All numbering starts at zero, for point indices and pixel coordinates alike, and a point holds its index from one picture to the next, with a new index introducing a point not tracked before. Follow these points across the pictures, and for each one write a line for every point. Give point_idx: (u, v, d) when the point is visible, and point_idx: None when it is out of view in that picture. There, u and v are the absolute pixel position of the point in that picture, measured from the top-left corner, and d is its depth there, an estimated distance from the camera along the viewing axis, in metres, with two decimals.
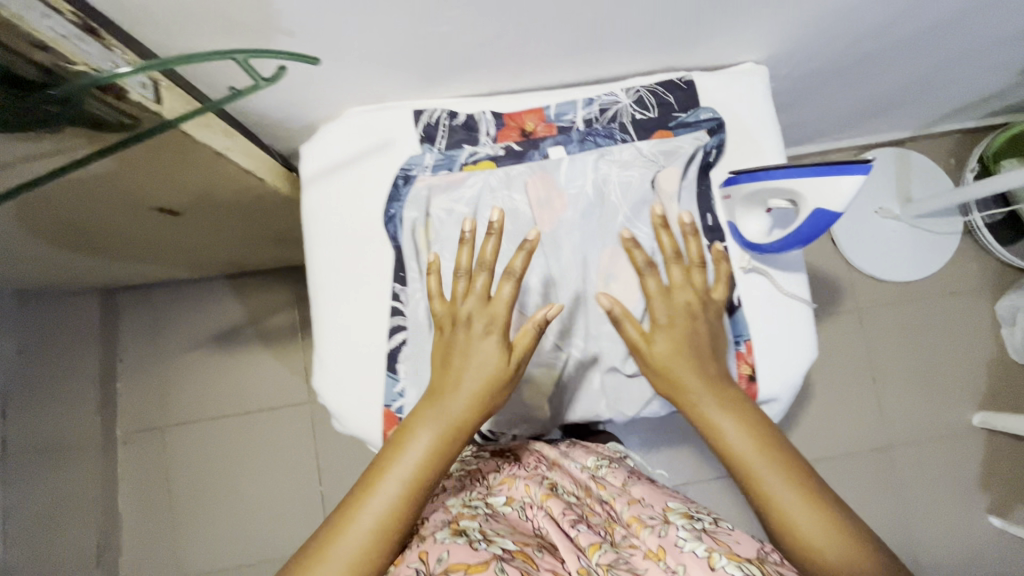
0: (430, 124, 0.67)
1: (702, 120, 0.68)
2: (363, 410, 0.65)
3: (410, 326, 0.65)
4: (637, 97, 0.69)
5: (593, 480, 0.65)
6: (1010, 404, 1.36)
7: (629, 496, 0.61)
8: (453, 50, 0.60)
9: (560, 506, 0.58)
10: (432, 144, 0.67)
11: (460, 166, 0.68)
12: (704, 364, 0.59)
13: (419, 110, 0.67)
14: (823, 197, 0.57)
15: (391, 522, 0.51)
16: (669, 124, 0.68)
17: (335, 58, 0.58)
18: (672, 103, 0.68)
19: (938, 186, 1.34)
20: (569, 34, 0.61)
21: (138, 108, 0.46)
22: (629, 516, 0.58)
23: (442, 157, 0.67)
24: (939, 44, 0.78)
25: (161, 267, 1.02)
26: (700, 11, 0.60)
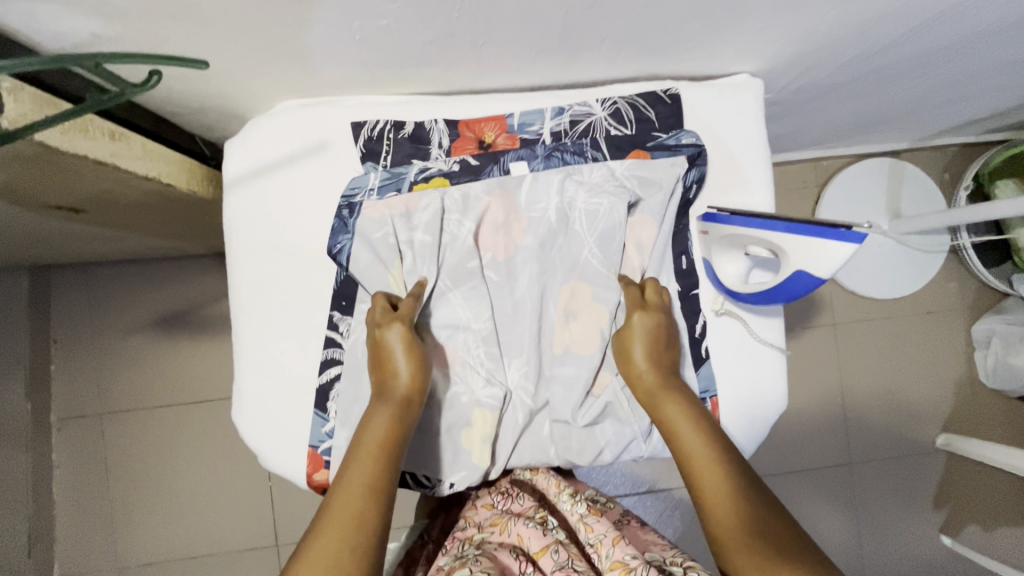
0: (372, 138, 0.60)
1: (683, 145, 0.62)
2: (285, 448, 0.60)
3: (345, 360, 0.59)
4: (615, 110, 0.62)
5: (582, 519, 0.55)
6: (976, 426, 1.35)
7: (614, 533, 0.51)
8: (396, 47, 0.51)
9: (551, 563, 0.51)
10: (376, 160, 0.61)
11: (410, 185, 0.61)
12: (659, 351, 0.59)
13: (358, 123, 0.60)
14: (804, 257, 0.52)
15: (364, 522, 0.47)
16: (647, 143, 0.62)
17: (251, 50, 0.50)
18: (652, 119, 0.62)
19: (928, 202, 1.29)
20: (534, 38, 0.52)
21: None
22: (612, 557, 0.49)
23: (388, 175, 0.61)
24: (952, 58, 0.70)
25: (91, 248, 0.96)
26: (683, 21, 0.52)
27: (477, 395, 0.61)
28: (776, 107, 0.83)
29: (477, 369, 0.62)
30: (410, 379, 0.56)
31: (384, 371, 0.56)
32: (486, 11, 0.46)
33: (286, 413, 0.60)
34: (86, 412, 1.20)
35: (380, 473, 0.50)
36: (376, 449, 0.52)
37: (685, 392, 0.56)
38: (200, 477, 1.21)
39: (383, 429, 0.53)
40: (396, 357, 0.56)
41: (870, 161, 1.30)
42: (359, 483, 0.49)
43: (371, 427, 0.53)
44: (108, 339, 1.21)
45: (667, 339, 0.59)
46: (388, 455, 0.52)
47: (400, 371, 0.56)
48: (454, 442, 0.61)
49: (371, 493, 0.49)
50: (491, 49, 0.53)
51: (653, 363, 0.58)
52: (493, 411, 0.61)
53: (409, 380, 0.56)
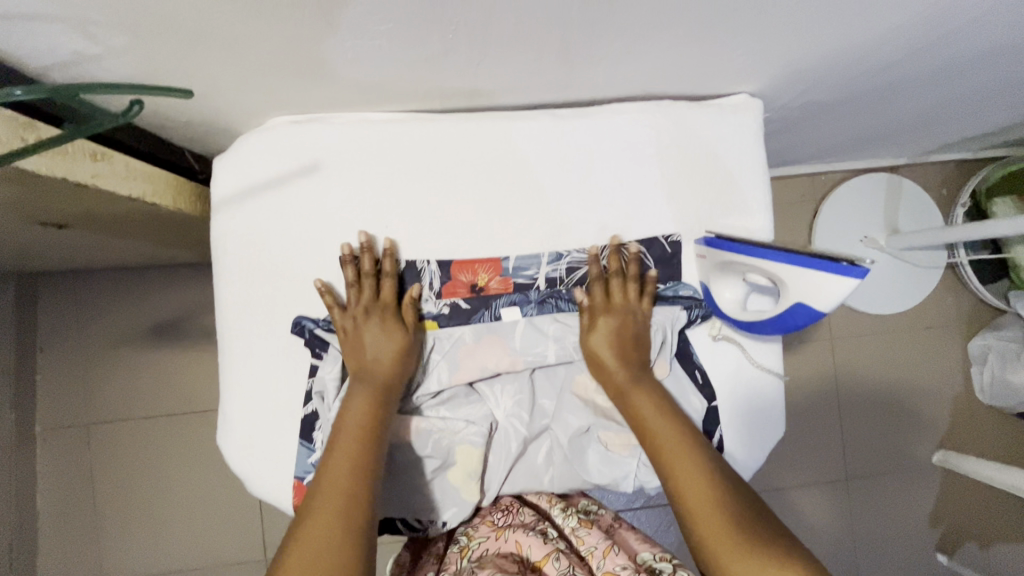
0: (363, 276, 0.58)
1: (681, 296, 0.61)
2: (269, 474, 0.57)
3: (325, 406, 0.56)
4: (613, 259, 0.61)
5: (574, 532, 0.55)
6: (971, 442, 1.34)
7: (606, 545, 0.52)
8: (387, 65, 0.50)
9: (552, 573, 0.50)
10: None
11: None
12: (629, 349, 0.57)
13: (347, 258, 0.58)
14: (807, 292, 0.50)
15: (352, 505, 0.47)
16: (643, 294, 0.62)
17: (242, 66, 0.49)
18: (651, 269, 0.61)
19: (924, 217, 1.30)
20: (531, 55, 0.51)
21: None
22: (605, 568, 0.51)
23: None
24: (949, 79, 0.70)
25: (78, 257, 0.94)
26: (680, 40, 0.52)
27: (460, 433, 0.57)
28: (774, 124, 0.83)
29: (454, 418, 0.57)
30: (391, 365, 0.55)
31: (364, 356, 0.55)
32: (481, 30, 0.46)
33: (269, 439, 0.57)
34: (72, 421, 1.18)
35: (364, 451, 0.50)
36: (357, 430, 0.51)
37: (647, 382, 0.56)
38: (188, 489, 1.19)
39: (363, 412, 0.52)
40: (380, 346, 0.55)
41: (867, 178, 1.29)
42: (341, 467, 0.49)
43: (351, 412, 0.52)
44: (95, 348, 1.19)
45: (635, 336, 0.58)
46: (370, 435, 0.51)
47: (385, 355, 0.55)
48: (443, 472, 0.57)
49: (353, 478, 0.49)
50: (487, 66, 0.52)
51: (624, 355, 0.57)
52: (477, 447, 0.56)
53: (383, 361, 0.55)
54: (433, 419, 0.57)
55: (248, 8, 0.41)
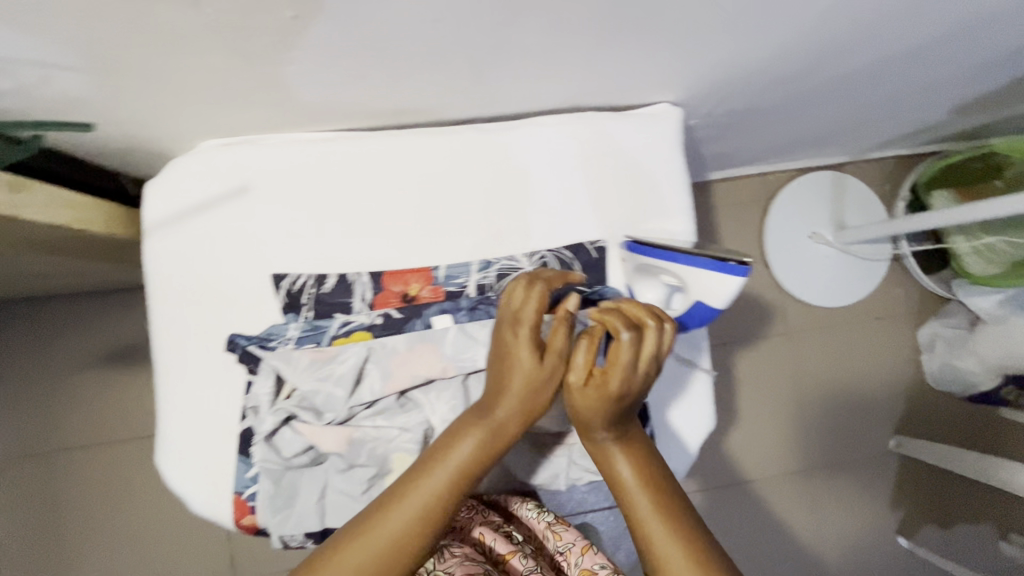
0: (293, 292, 0.59)
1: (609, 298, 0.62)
2: (207, 492, 0.58)
3: (259, 421, 0.56)
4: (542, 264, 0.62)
5: (550, 528, 0.63)
6: (925, 428, 1.39)
7: (582, 543, 0.61)
8: (310, 88, 0.53)
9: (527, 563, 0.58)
10: (297, 313, 0.59)
11: (330, 339, 0.59)
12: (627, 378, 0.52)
13: (280, 275, 0.59)
14: (703, 289, 0.56)
15: (408, 549, 0.45)
16: None
17: (163, 94, 0.50)
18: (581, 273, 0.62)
19: (868, 212, 1.35)
20: (447, 73, 0.54)
21: None
22: (579, 563, 0.60)
23: (310, 326, 0.59)
24: (859, 82, 0.74)
25: (29, 283, 0.93)
26: (589, 55, 0.55)
27: (395, 440, 0.57)
28: (707, 131, 0.87)
29: (388, 426, 0.58)
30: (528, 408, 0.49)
31: (506, 383, 0.48)
32: (392, 51, 0.48)
33: (208, 457, 0.58)
34: (32, 451, 1.16)
35: (446, 499, 0.47)
36: (461, 471, 0.48)
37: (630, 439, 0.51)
38: (152, 516, 1.18)
39: (470, 454, 0.48)
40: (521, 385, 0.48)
41: (813, 176, 1.34)
42: (416, 507, 0.46)
43: (452, 456, 0.48)
44: (53, 374, 1.18)
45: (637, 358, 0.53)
46: (463, 486, 0.48)
47: (543, 407, 0.49)
48: (381, 480, 0.57)
49: (424, 523, 0.46)
50: (406, 85, 0.55)
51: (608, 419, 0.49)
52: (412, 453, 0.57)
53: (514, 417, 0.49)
54: (367, 428, 0.58)
55: (158, 40, 0.43)
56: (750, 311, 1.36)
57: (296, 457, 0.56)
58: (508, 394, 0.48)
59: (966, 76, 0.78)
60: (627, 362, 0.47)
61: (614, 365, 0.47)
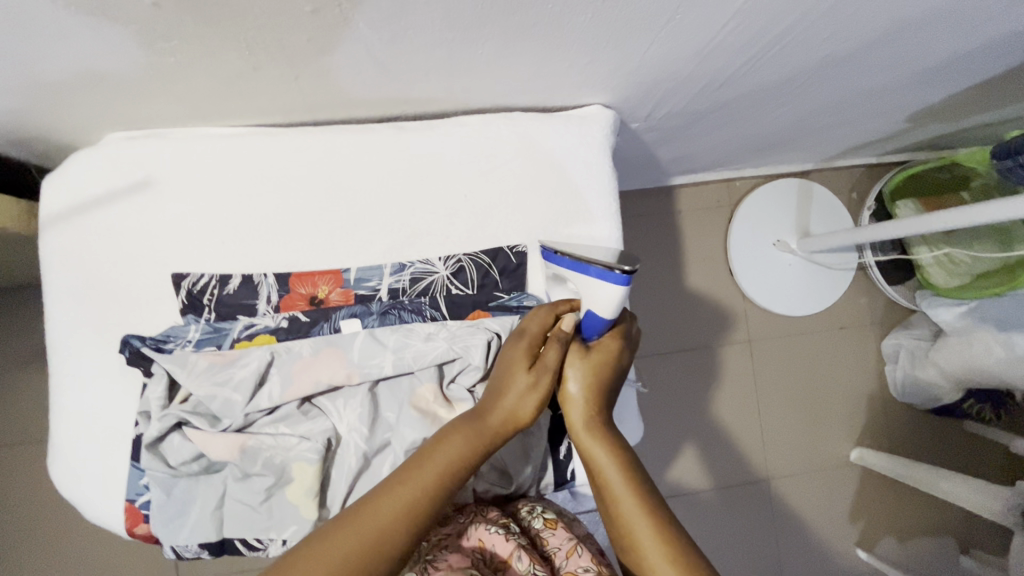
0: (195, 292, 0.57)
1: (525, 306, 0.61)
2: (99, 499, 0.56)
3: (148, 426, 0.54)
4: (458, 269, 0.60)
5: (539, 532, 0.56)
6: (887, 439, 1.37)
7: (569, 545, 0.53)
8: (203, 82, 0.51)
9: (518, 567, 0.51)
10: (198, 315, 0.57)
11: (232, 342, 0.57)
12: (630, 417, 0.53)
13: (181, 275, 0.57)
14: (591, 298, 0.53)
15: (381, 541, 0.42)
16: (489, 303, 0.61)
17: (40, 86, 0.48)
18: (497, 279, 0.61)
19: (833, 220, 1.34)
20: (349, 72, 0.52)
21: None
22: (566, 567, 0.52)
23: (211, 329, 0.57)
24: (800, 87, 0.73)
25: None
26: (499, 55, 0.53)
27: (294, 449, 0.55)
28: (653, 134, 0.85)
29: (288, 433, 0.55)
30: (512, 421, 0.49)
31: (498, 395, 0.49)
32: (278, 45, 0.46)
33: (100, 462, 0.56)
34: None
35: (428, 502, 0.45)
36: (445, 468, 0.46)
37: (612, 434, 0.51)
38: None
39: (453, 451, 0.47)
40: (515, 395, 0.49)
41: (778, 183, 1.33)
42: (401, 498, 0.44)
43: (441, 450, 0.47)
44: None
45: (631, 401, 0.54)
46: (449, 488, 0.46)
47: (530, 415, 0.50)
48: (280, 490, 0.55)
49: (407, 518, 0.43)
50: (308, 82, 0.53)
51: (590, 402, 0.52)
52: (311, 462, 0.54)
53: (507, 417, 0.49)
54: (264, 436, 0.55)
55: (15, 30, 0.40)
56: (712, 317, 1.35)
57: (188, 465, 0.54)
58: (508, 395, 0.49)
59: (910, 85, 0.77)
60: (616, 347, 0.54)
61: (601, 348, 0.53)
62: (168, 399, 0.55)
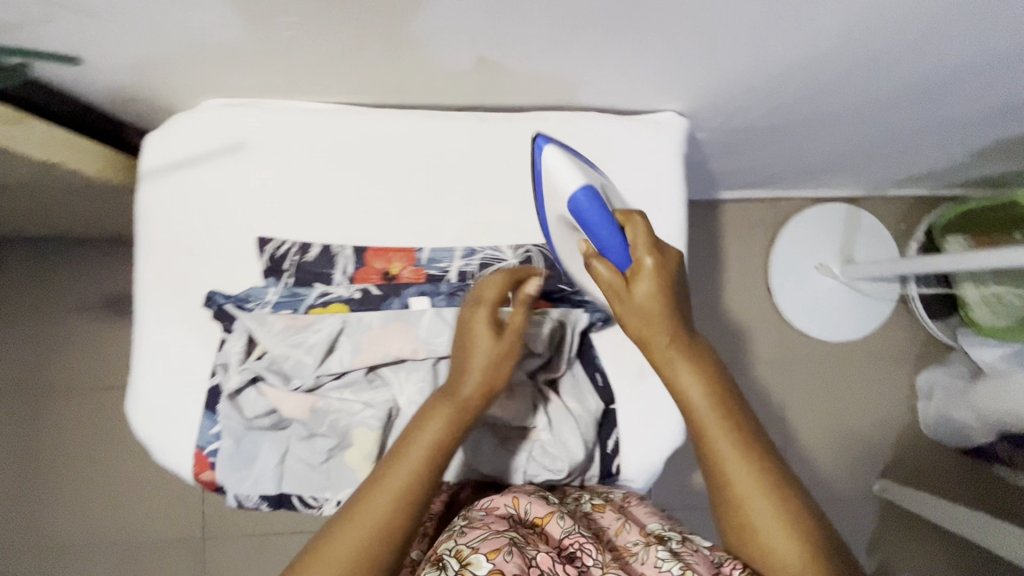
0: (277, 256, 0.60)
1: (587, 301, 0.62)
2: (170, 443, 0.59)
3: (226, 378, 0.57)
4: (526, 258, 0.62)
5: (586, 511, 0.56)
6: (911, 475, 1.36)
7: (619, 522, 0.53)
8: (308, 57, 0.53)
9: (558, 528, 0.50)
10: (277, 278, 0.60)
11: (306, 308, 0.59)
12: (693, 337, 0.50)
13: (265, 239, 0.60)
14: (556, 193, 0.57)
15: (398, 518, 0.44)
16: (553, 295, 0.62)
17: (158, 48, 0.50)
18: (563, 272, 0.62)
19: (878, 249, 1.32)
20: (445, 57, 0.54)
21: None
22: (616, 542, 0.52)
23: (288, 293, 0.59)
24: (873, 111, 0.73)
25: (35, 222, 0.96)
26: (591, 53, 0.54)
27: (358, 415, 0.57)
28: (715, 146, 0.86)
29: (353, 399, 0.58)
30: (487, 387, 0.50)
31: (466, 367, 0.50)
32: (393, 28, 0.48)
33: (174, 409, 0.59)
34: (22, 387, 1.20)
35: (427, 480, 0.46)
36: (435, 442, 0.47)
37: (690, 347, 0.50)
38: (129, 465, 1.20)
39: (441, 427, 0.48)
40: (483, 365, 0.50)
41: (825, 206, 1.32)
42: (402, 478, 0.45)
43: (426, 427, 0.48)
44: (54, 317, 1.21)
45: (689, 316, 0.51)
46: (442, 459, 0.47)
47: (503, 380, 0.51)
48: (340, 452, 0.58)
49: (412, 496, 0.45)
50: (405, 66, 0.55)
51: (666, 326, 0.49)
52: (373, 429, 0.57)
53: (482, 381, 0.50)
54: (331, 399, 0.58)
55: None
56: (745, 335, 1.35)
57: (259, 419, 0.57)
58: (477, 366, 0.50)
59: (983, 119, 0.77)
60: (645, 253, 0.50)
61: (637, 267, 0.49)
62: (246, 354, 0.58)
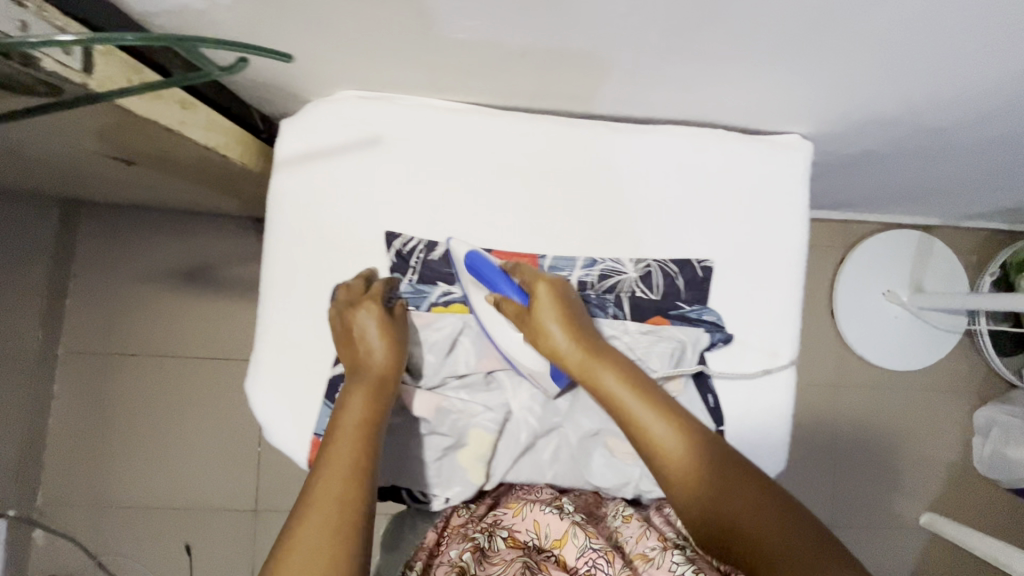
0: (403, 253, 0.60)
1: (704, 320, 0.62)
2: (289, 428, 0.60)
3: None
4: (646, 273, 0.62)
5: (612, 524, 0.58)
6: (960, 509, 1.34)
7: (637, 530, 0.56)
8: (465, 59, 0.53)
9: (574, 551, 0.54)
10: (402, 275, 0.61)
11: (429, 305, 0.61)
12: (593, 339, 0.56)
13: (394, 234, 0.60)
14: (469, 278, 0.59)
15: (348, 505, 0.47)
16: (670, 311, 0.62)
17: (322, 41, 0.50)
18: (681, 289, 0.62)
19: (949, 281, 1.30)
20: (601, 68, 0.53)
21: (59, 76, 0.40)
22: (634, 551, 0.54)
23: (412, 289, 0.61)
24: (1000, 149, 0.71)
25: (127, 191, 0.97)
26: (748, 74, 0.53)
27: (476, 417, 0.59)
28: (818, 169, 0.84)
29: (474, 400, 0.60)
30: (389, 373, 0.55)
31: (367, 359, 0.55)
32: (567, 39, 0.48)
33: (294, 394, 0.60)
34: (92, 348, 1.22)
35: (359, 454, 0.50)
36: (356, 428, 0.51)
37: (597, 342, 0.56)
38: (190, 433, 1.23)
39: (361, 414, 0.52)
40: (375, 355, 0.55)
41: (899, 233, 1.29)
42: (339, 468, 0.49)
43: (349, 418, 0.52)
44: (124, 284, 1.23)
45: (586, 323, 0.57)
46: (371, 434, 0.52)
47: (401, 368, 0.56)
48: (455, 451, 0.59)
49: (353, 480, 0.48)
50: (557, 73, 0.55)
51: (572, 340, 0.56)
52: (491, 432, 0.59)
53: (388, 364, 0.56)
54: (454, 399, 0.60)
55: None
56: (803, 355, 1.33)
57: None
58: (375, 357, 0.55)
59: None
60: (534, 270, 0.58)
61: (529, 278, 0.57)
62: None
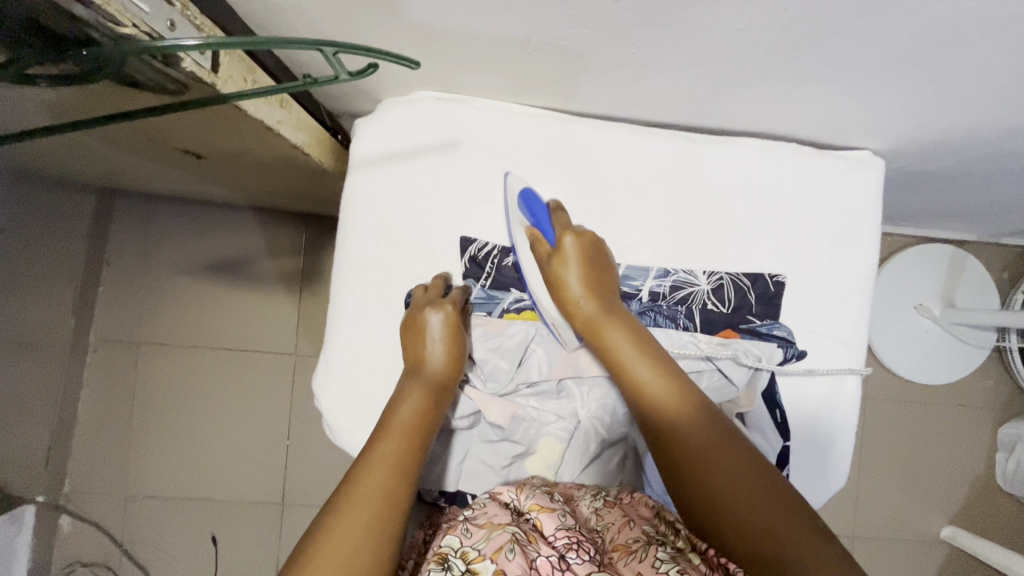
0: (477, 258, 0.60)
1: (775, 335, 0.62)
2: (357, 431, 0.59)
3: None
4: (718, 286, 0.62)
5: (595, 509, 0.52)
6: (982, 524, 1.35)
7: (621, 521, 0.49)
8: (558, 65, 0.52)
9: (555, 524, 0.47)
10: (475, 280, 0.60)
11: (501, 311, 0.61)
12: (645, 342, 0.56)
13: (469, 239, 0.60)
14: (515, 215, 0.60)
15: (392, 500, 0.46)
16: (739, 325, 0.62)
17: (417, 42, 0.50)
18: (752, 303, 0.62)
19: (982, 297, 1.30)
20: (694, 79, 0.52)
21: (191, 74, 0.42)
22: (616, 541, 0.47)
23: (484, 294, 0.61)
24: None
25: (172, 182, 0.96)
26: (842, 90, 0.53)
27: (549, 425, 0.60)
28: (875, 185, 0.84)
29: (547, 408, 0.60)
30: (448, 371, 0.56)
31: (426, 353, 0.56)
32: (670, 49, 0.47)
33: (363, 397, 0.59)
34: (123, 337, 1.22)
35: (412, 452, 0.50)
36: (410, 422, 0.51)
37: (644, 341, 0.55)
38: (218, 425, 1.23)
39: (415, 407, 0.52)
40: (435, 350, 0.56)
41: (934, 247, 1.29)
42: (387, 459, 0.48)
43: (403, 410, 0.52)
44: (157, 273, 1.22)
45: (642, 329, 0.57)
46: (424, 433, 0.52)
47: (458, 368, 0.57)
48: (526, 458, 0.60)
49: (400, 475, 0.47)
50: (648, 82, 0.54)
51: (587, 290, 0.56)
52: (562, 441, 0.60)
53: (447, 368, 0.56)
54: (529, 408, 0.60)
55: None
56: None
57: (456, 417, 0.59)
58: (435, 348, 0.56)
59: None
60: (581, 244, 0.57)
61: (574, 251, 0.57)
62: None
